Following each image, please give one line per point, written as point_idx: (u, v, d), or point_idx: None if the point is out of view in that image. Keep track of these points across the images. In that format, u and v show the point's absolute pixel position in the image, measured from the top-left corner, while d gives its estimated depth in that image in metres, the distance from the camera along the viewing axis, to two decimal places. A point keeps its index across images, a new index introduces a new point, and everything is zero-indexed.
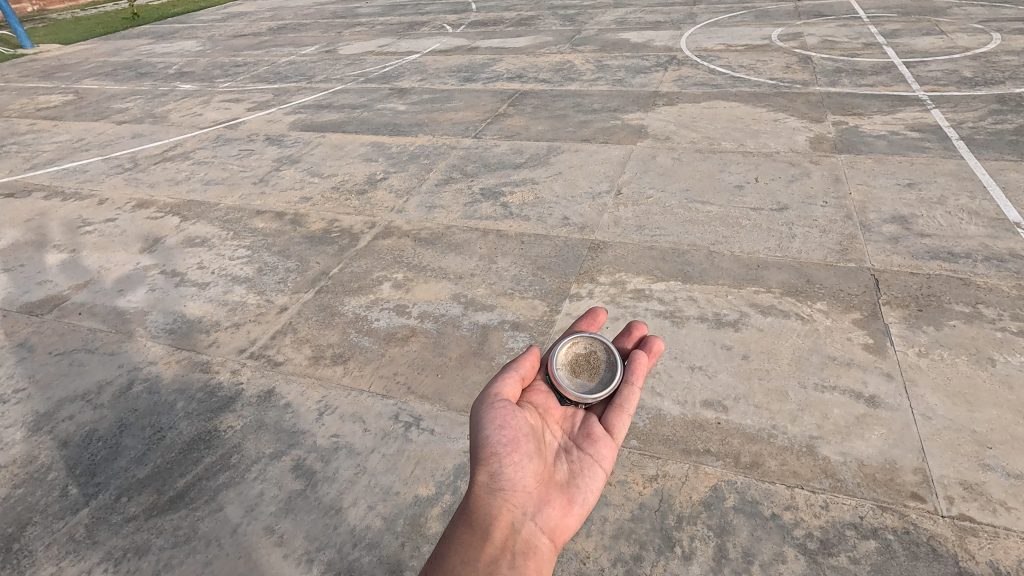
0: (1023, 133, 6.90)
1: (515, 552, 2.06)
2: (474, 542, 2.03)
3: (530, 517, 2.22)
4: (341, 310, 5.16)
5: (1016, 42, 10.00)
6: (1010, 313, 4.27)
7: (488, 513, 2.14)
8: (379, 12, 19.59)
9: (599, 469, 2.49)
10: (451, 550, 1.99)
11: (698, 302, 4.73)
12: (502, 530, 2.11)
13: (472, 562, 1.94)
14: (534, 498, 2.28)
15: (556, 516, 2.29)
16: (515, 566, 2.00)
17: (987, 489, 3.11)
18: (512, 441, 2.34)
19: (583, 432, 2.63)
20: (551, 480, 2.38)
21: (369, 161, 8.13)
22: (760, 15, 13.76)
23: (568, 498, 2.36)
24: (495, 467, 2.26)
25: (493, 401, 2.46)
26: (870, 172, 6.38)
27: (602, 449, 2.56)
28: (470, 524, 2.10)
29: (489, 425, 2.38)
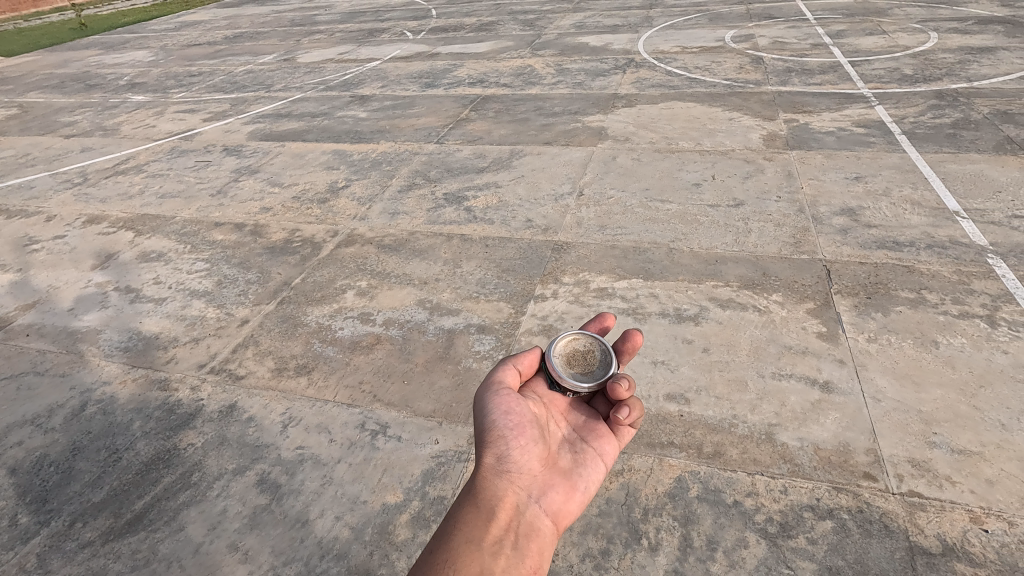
0: (959, 127, 7.26)
1: (519, 533, 2.04)
2: (479, 520, 2.00)
3: (534, 501, 2.20)
4: (304, 320, 5.09)
5: (952, 41, 10.52)
6: (951, 297, 4.48)
7: (493, 493, 2.12)
8: (338, 20, 19.43)
9: (603, 462, 2.45)
10: (455, 528, 1.97)
11: (659, 298, 4.83)
12: (507, 511, 2.09)
13: (477, 541, 1.92)
14: (537, 482, 2.25)
15: (560, 501, 2.26)
16: (519, 549, 1.97)
17: (933, 465, 3.25)
18: (519, 426, 2.31)
19: (588, 424, 2.55)
20: (555, 465, 2.35)
21: (331, 169, 8.05)
22: (713, 17, 14.14)
23: (571, 485, 2.33)
24: (501, 449, 2.24)
25: (499, 386, 2.42)
26: (820, 167, 6.62)
27: (606, 443, 2.51)
28: (475, 503, 2.07)
29: (496, 408, 2.34)
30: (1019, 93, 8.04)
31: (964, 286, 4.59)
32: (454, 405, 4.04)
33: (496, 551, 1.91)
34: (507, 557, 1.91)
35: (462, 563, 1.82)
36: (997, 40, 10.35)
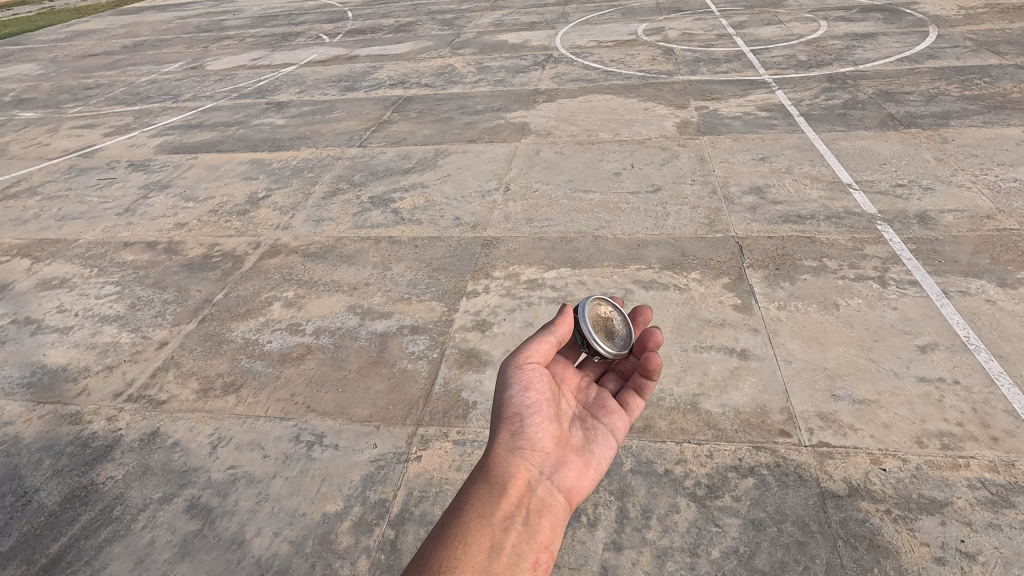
0: (849, 107, 7.88)
1: (531, 509, 1.98)
2: (491, 496, 1.93)
3: (547, 477, 2.13)
4: (228, 337, 4.89)
5: (839, 28, 11.37)
6: (848, 263, 4.88)
7: (507, 469, 2.05)
8: (248, 24, 18.63)
9: (613, 439, 2.39)
10: (467, 503, 1.90)
11: (587, 284, 4.98)
12: (519, 488, 2.02)
13: (490, 517, 1.86)
14: (551, 458, 2.18)
15: (572, 477, 2.20)
16: (530, 525, 1.93)
17: (838, 416, 3.55)
18: (537, 403, 2.22)
19: (598, 402, 2.50)
20: (568, 442, 2.28)
21: (249, 180, 7.74)
22: (626, 12, 14.63)
23: (583, 462, 2.26)
24: (517, 426, 2.16)
25: (522, 359, 2.27)
26: (730, 150, 7.01)
27: (616, 420, 2.45)
28: (488, 479, 2.00)
29: (515, 384, 2.22)
30: (897, 74, 8.82)
31: (858, 252, 5.01)
32: (391, 407, 4.01)
33: (507, 528, 1.87)
34: (517, 534, 1.87)
35: (474, 539, 1.76)
36: (877, 26, 11.29)
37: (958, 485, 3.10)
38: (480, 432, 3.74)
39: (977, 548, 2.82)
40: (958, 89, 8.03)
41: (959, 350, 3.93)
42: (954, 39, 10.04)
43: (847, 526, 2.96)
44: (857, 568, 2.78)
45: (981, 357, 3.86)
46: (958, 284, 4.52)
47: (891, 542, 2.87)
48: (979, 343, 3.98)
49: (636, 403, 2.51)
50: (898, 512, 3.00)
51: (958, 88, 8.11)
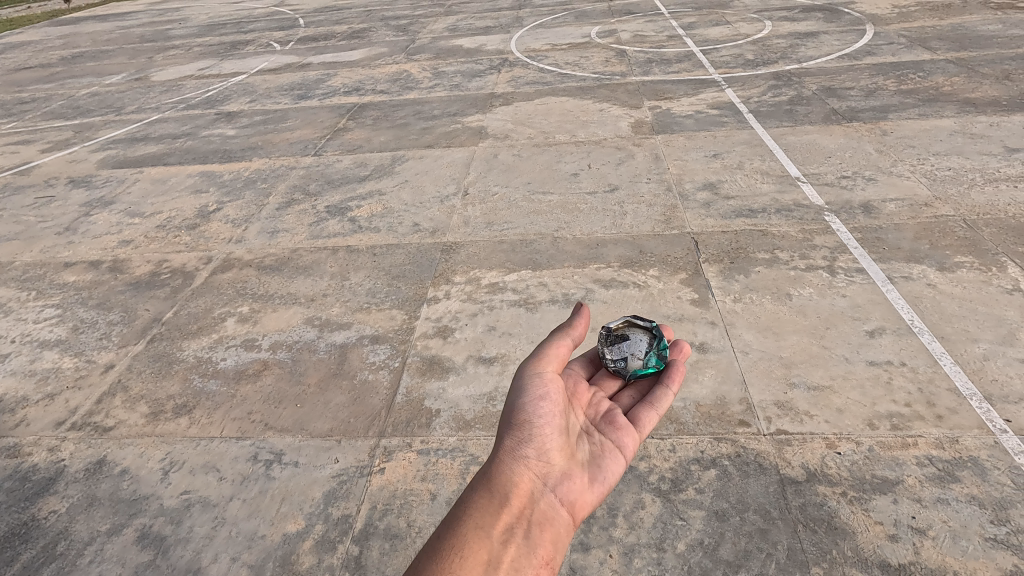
0: (795, 103, 8.15)
1: (531, 522, 2.01)
2: (489, 506, 1.97)
3: (550, 489, 2.14)
4: (179, 356, 4.69)
5: (783, 28, 11.77)
6: (799, 253, 5.02)
7: (508, 478, 2.09)
8: (194, 33, 18.09)
9: (622, 455, 2.34)
10: (468, 511, 1.95)
11: (548, 285, 4.99)
12: (520, 499, 2.05)
13: (489, 528, 1.89)
14: (555, 471, 2.19)
15: (576, 491, 2.19)
16: (530, 540, 1.94)
17: (794, 403, 3.63)
18: (545, 411, 2.25)
19: (607, 417, 2.47)
20: (574, 455, 2.26)
21: (199, 193, 7.49)
22: (579, 15, 14.81)
23: (588, 477, 2.24)
24: (522, 435, 2.19)
25: (537, 367, 2.36)
26: (684, 148, 7.14)
27: (626, 437, 2.40)
28: (489, 488, 2.05)
29: (523, 391, 2.28)
30: (839, 70, 9.17)
31: (808, 243, 5.16)
32: (352, 420, 3.91)
33: (506, 541, 1.89)
34: (516, 548, 1.88)
35: (473, 551, 1.79)
36: (819, 25, 11.72)
37: (908, 463, 3.21)
38: (444, 440, 3.69)
39: (927, 523, 2.92)
40: (895, 84, 8.39)
41: (904, 333, 4.09)
42: (889, 37, 10.51)
43: (806, 511, 3.03)
44: (816, 551, 2.85)
45: (925, 339, 4.02)
46: (901, 269, 4.71)
47: (847, 523, 2.95)
48: (922, 326, 4.14)
49: (649, 418, 2.47)
50: (853, 493, 3.08)
51: (895, 82, 8.48)
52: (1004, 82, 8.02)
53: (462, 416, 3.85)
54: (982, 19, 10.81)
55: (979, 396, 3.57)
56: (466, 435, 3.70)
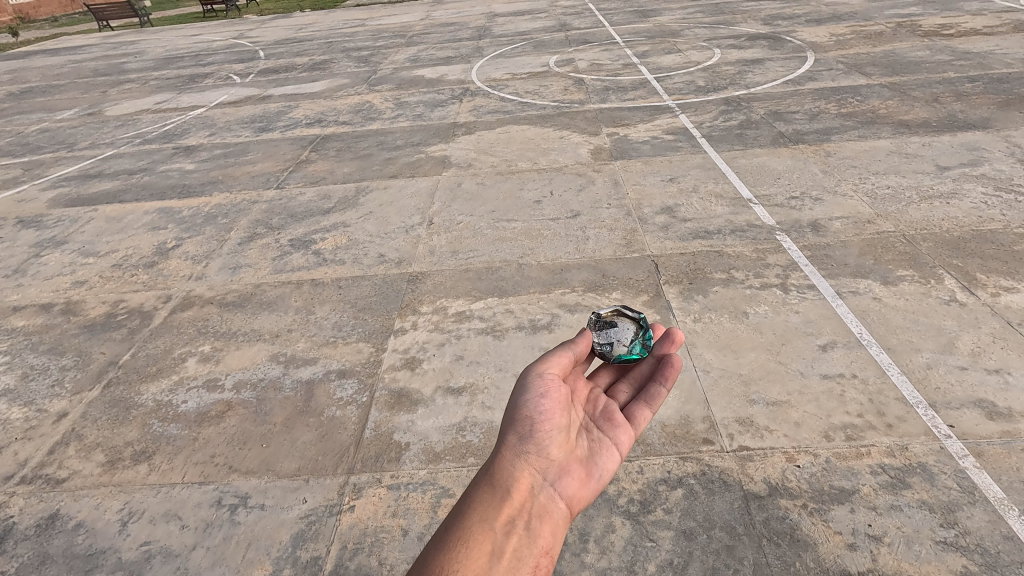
0: (744, 127, 8.54)
1: (533, 514, 2.00)
2: (494, 500, 1.97)
3: (550, 483, 2.11)
4: (137, 401, 4.55)
5: (731, 55, 12.37)
6: (753, 272, 5.23)
7: (509, 475, 2.06)
8: (151, 67, 17.87)
9: (622, 450, 2.30)
10: (470, 507, 1.95)
11: (514, 312, 5.05)
12: (520, 493, 2.03)
13: (490, 521, 1.90)
14: (556, 463, 2.15)
15: (575, 485, 2.14)
16: (530, 531, 1.94)
17: (754, 419, 3.76)
18: (543, 407, 2.21)
19: (607, 411, 2.42)
20: (573, 450, 2.22)
21: (157, 230, 7.35)
22: (537, 45, 15.24)
23: (588, 470, 2.19)
24: (522, 430, 2.16)
25: (539, 370, 2.34)
26: (642, 173, 7.39)
27: (624, 431, 2.36)
28: (492, 482, 2.03)
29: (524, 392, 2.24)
30: (784, 95, 9.67)
31: (762, 262, 5.38)
32: (320, 458, 3.86)
33: (507, 533, 1.90)
34: (515, 540, 1.88)
35: (474, 544, 1.81)
36: (764, 53, 12.35)
37: (863, 473, 3.35)
38: (414, 473, 3.67)
39: (883, 530, 3.05)
40: (836, 108, 8.89)
41: (854, 346, 4.29)
42: (828, 63, 11.15)
43: (769, 525, 3.11)
44: (781, 564, 2.93)
45: (873, 350, 4.23)
46: (849, 284, 4.95)
47: (809, 535, 3.05)
48: (870, 338, 4.35)
49: (646, 414, 2.42)
50: (813, 505, 3.19)
51: (835, 106, 8.98)
52: (933, 104, 8.59)
53: (431, 448, 3.83)
54: (912, 46, 11.58)
55: (924, 403, 3.76)
56: (436, 467, 3.69)
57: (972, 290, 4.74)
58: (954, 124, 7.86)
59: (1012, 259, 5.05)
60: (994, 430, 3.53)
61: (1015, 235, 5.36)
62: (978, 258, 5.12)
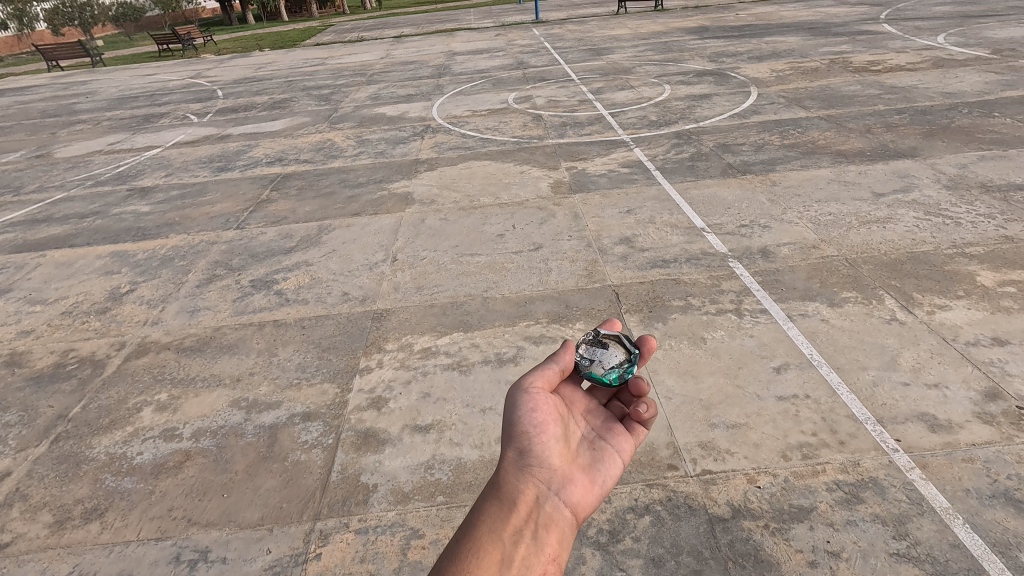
0: (695, 159, 8.96)
1: (539, 523, 1.94)
2: (501, 509, 1.92)
3: (554, 493, 2.07)
4: (88, 455, 4.36)
5: (680, 91, 13.00)
6: (709, 299, 5.44)
7: (515, 487, 2.01)
8: (103, 107, 17.55)
9: (621, 458, 2.31)
10: (478, 520, 1.88)
11: (480, 346, 5.10)
12: (527, 503, 1.98)
13: (499, 530, 1.85)
14: (558, 474, 2.13)
15: (578, 493, 2.12)
16: (538, 539, 1.89)
17: (716, 443, 3.87)
18: (542, 419, 2.19)
19: (605, 424, 2.42)
20: (574, 460, 2.22)
21: (110, 274, 7.14)
22: (496, 82, 15.69)
23: (589, 479, 2.19)
24: (523, 444, 2.13)
25: (530, 385, 2.28)
26: (600, 205, 7.63)
27: (623, 441, 2.36)
28: (498, 494, 1.99)
29: (522, 406, 2.21)
30: (731, 128, 10.20)
31: (717, 288, 5.60)
32: (285, 505, 3.76)
33: (516, 541, 1.84)
34: (525, 547, 1.83)
35: (485, 553, 1.75)
36: (711, 88, 13.04)
37: (819, 490, 3.48)
38: (382, 516, 3.62)
39: (840, 546, 3.16)
40: (779, 139, 9.43)
41: (806, 367, 4.49)
42: (770, 97, 11.84)
43: (734, 547, 3.19)
44: None
45: (824, 370, 4.43)
46: (798, 307, 5.20)
47: (772, 555, 3.13)
48: (820, 358, 4.56)
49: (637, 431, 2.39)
50: (775, 525, 3.29)
51: (779, 138, 9.53)
52: (866, 135, 9.21)
53: (400, 489, 3.79)
54: (844, 80, 12.43)
55: (873, 419, 3.95)
56: (405, 508, 3.65)
57: (910, 308, 5.04)
58: (885, 153, 8.44)
59: (944, 278, 5.41)
60: (937, 442, 3.73)
61: (945, 256, 5.76)
62: (914, 278, 5.47)
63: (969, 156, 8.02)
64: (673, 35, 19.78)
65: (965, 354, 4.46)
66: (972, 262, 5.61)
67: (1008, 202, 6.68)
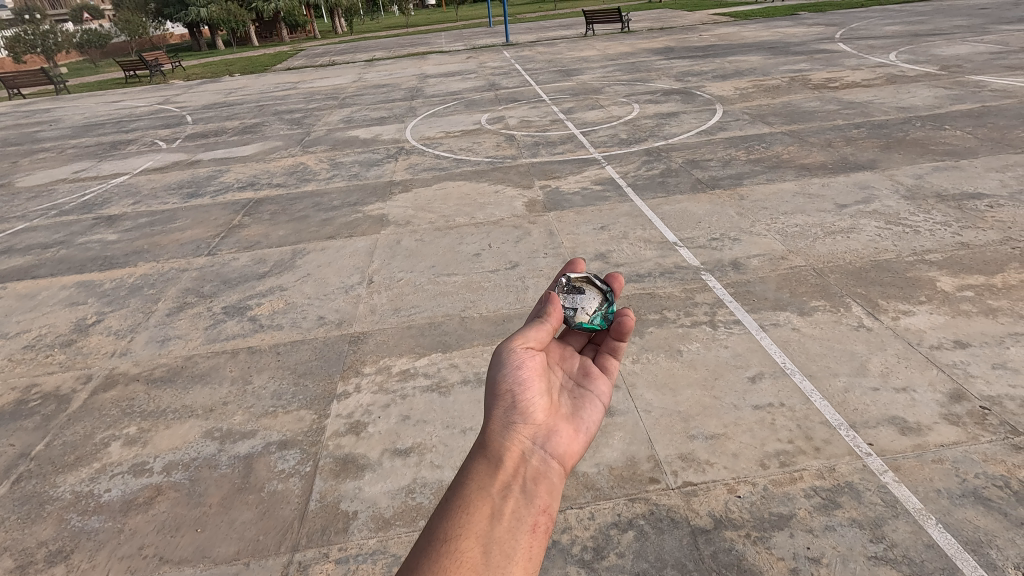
0: (665, 175, 9.16)
1: (528, 476, 1.91)
2: (488, 468, 1.88)
3: (540, 446, 2.04)
4: (52, 495, 4.18)
5: (649, 110, 13.33)
6: (684, 311, 5.53)
7: (501, 443, 1.97)
8: (67, 135, 17.19)
9: (601, 403, 2.33)
10: (466, 479, 1.84)
11: (459, 366, 5.08)
12: (514, 458, 1.94)
13: (488, 487, 1.81)
14: (543, 426, 2.11)
15: (565, 442, 2.11)
16: (527, 492, 1.85)
17: (695, 454, 3.90)
18: (524, 376, 2.15)
19: (581, 370, 2.46)
20: (557, 410, 2.21)
21: (75, 305, 6.94)
22: (469, 104, 15.87)
23: (574, 427, 2.18)
24: (507, 401, 2.09)
25: (510, 342, 2.22)
26: (575, 222, 7.73)
27: (602, 386, 2.39)
28: (485, 452, 1.95)
29: (504, 365, 2.16)
30: (699, 145, 10.48)
31: (691, 301, 5.70)
32: (261, 537, 3.66)
33: (505, 496, 1.81)
34: (515, 500, 1.80)
35: (474, 509, 1.72)
36: (678, 106, 13.40)
37: (797, 497, 3.53)
38: (363, 543, 3.54)
39: (820, 552, 3.20)
40: (745, 155, 9.71)
41: (780, 375, 4.58)
42: (735, 114, 12.21)
43: (717, 558, 3.21)
44: None
45: (797, 378, 4.53)
46: (770, 317, 5.32)
47: (754, 564, 3.16)
48: (793, 366, 4.66)
49: (613, 365, 2.49)
50: (756, 533, 3.32)
51: (745, 153, 9.82)
52: (828, 149, 9.55)
53: (380, 515, 3.72)
54: (805, 97, 12.90)
55: (845, 424, 4.04)
56: (386, 534, 3.58)
57: (876, 315, 5.20)
58: (847, 166, 8.75)
59: (906, 285, 5.60)
60: (908, 444, 3.83)
61: (907, 263, 5.97)
62: (878, 285, 5.65)
63: (924, 167, 8.38)
64: (640, 56, 20.31)
65: (930, 357, 4.60)
66: (932, 268, 5.82)
67: (963, 210, 6.97)
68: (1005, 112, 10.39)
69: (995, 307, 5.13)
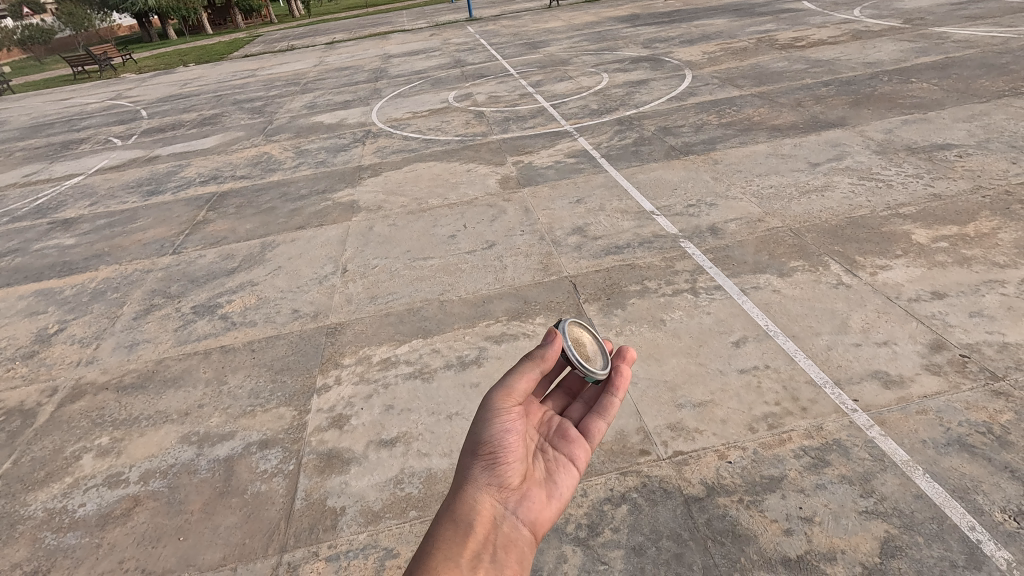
0: (638, 144, 9.05)
1: (498, 545, 1.97)
2: (457, 534, 1.93)
3: (510, 511, 2.12)
4: (24, 514, 4.00)
5: (617, 78, 13.14)
6: (665, 280, 5.48)
7: (471, 506, 2.04)
8: (14, 137, 16.37)
9: (576, 468, 2.41)
10: (434, 545, 1.89)
11: (441, 351, 4.97)
12: (484, 525, 2.01)
13: (458, 556, 1.85)
14: (512, 492, 2.18)
15: (537, 509, 2.18)
16: (497, 561, 1.91)
17: (685, 423, 3.88)
18: (501, 436, 2.23)
19: (559, 432, 2.54)
20: (532, 475, 2.29)
21: (34, 315, 6.63)
22: (435, 82, 15.47)
23: (547, 493, 2.26)
24: (480, 462, 2.18)
25: (494, 398, 2.32)
26: (550, 197, 7.60)
27: (579, 449, 2.47)
28: (455, 517, 1.99)
29: (482, 422, 2.25)
30: (670, 111, 10.36)
31: (671, 269, 5.65)
32: (248, 541, 3.55)
33: (474, 566, 1.85)
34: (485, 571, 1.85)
35: None
36: (647, 73, 13.23)
37: (787, 458, 3.52)
38: (353, 539, 3.45)
39: (813, 511, 3.20)
40: (716, 119, 9.62)
41: (763, 338, 4.56)
42: (705, 79, 12.08)
43: (712, 525, 3.19)
44: (727, 563, 3.00)
45: (780, 339, 4.52)
46: (750, 280, 5.30)
47: (748, 528, 3.15)
48: (776, 329, 4.65)
49: (598, 428, 2.54)
50: (748, 498, 3.31)
51: (716, 117, 9.72)
52: (798, 108, 9.52)
53: (369, 508, 3.63)
54: (772, 58, 12.82)
55: (830, 382, 4.05)
56: (377, 528, 3.50)
57: (854, 272, 5.21)
58: (817, 125, 8.73)
59: (882, 240, 5.62)
60: (892, 397, 3.85)
61: (881, 218, 5.99)
62: (855, 242, 5.66)
63: (893, 121, 8.39)
64: (605, 25, 20.00)
65: (909, 310, 4.63)
66: (906, 221, 5.84)
67: (933, 161, 7.02)
68: (968, 62, 10.44)
69: (969, 256, 5.17)
